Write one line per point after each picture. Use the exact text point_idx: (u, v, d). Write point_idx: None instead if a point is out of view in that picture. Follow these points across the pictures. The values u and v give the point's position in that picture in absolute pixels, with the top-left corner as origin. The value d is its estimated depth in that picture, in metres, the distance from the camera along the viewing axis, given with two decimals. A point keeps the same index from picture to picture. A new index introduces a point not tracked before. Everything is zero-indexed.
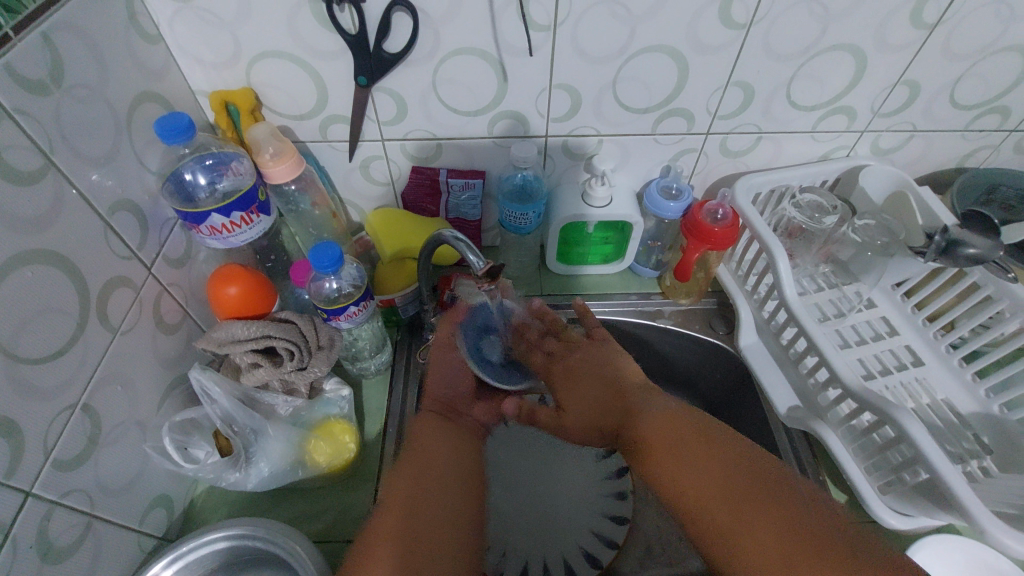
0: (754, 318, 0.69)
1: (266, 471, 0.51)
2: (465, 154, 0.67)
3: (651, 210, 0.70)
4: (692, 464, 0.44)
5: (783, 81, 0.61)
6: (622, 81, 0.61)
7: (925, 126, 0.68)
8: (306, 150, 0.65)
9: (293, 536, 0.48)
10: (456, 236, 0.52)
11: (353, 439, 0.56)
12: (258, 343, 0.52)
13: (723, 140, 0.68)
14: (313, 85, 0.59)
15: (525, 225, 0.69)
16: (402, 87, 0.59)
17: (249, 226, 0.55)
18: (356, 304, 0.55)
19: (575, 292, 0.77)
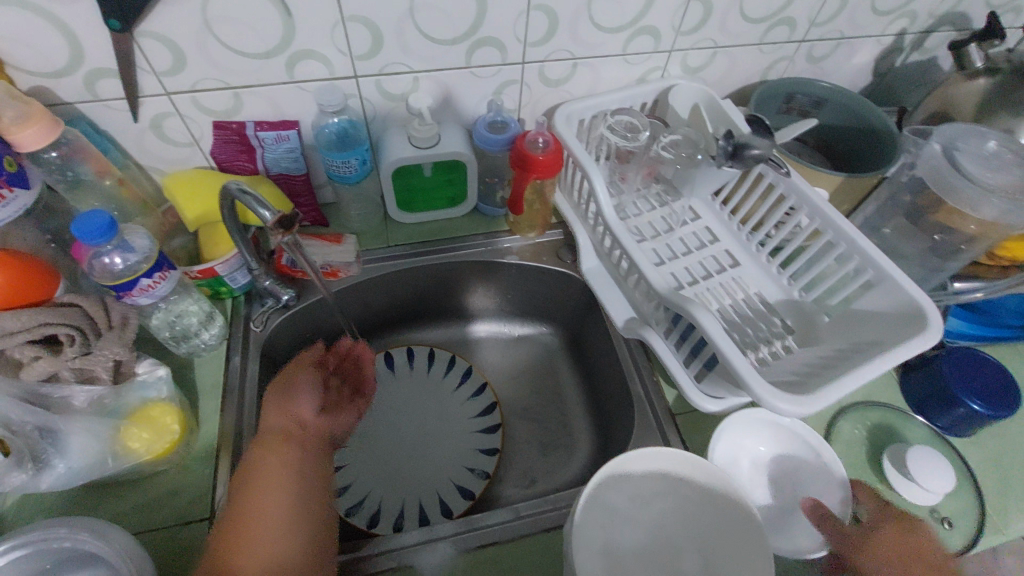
0: (592, 243, 0.72)
1: (64, 469, 0.47)
2: (272, 102, 0.62)
3: (480, 145, 0.69)
4: None
5: (583, 2, 0.62)
6: (421, 12, 0.58)
7: (724, 41, 0.72)
8: (77, 112, 0.57)
9: (101, 526, 0.43)
10: (241, 188, 0.48)
11: (178, 420, 0.52)
12: (33, 334, 0.47)
13: (540, 69, 0.68)
14: (58, 35, 0.51)
15: (350, 173, 0.66)
16: (169, 30, 0.53)
17: (0, 205, 0.48)
18: (150, 276, 0.51)
19: (422, 240, 0.76)
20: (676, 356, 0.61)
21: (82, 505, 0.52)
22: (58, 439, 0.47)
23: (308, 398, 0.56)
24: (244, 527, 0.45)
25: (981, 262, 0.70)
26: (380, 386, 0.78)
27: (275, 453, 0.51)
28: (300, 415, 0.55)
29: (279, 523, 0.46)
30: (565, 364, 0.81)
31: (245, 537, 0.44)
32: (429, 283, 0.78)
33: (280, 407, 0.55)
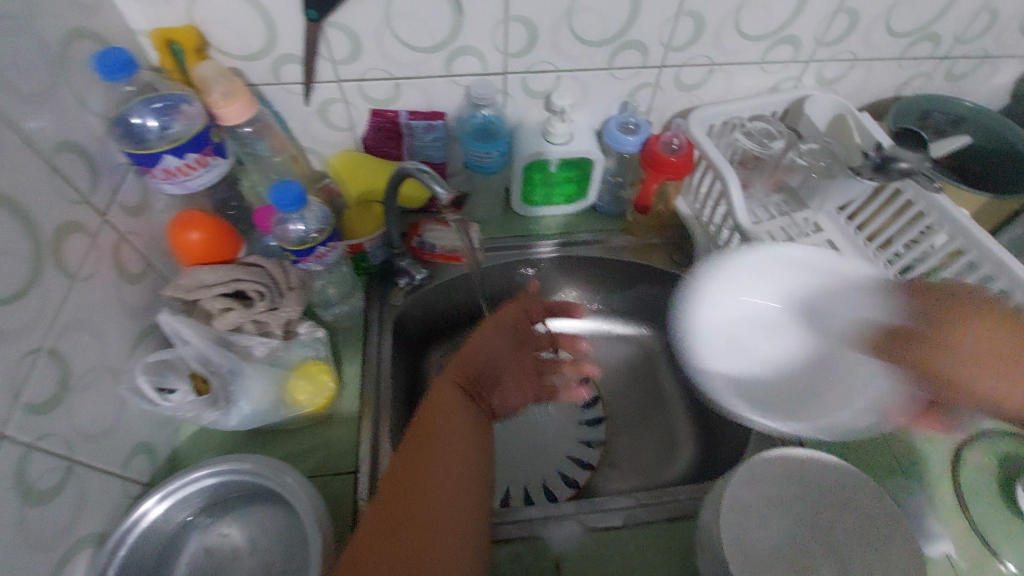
0: (712, 248, 0.73)
1: (247, 411, 0.52)
2: (425, 93, 0.67)
3: (611, 145, 0.71)
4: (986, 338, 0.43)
5: (733, 10, 0.63)
6: (578, 13, 0.61)
7: (864, 54, 0.71)
8: (260, 93, 0.63)
9: (283, 469, 0.49)
10: (420, 167, 0.52)
11: (331, 378, 0.57)
12: (227, 287, 0.52)
13: (677, 74, 0.70)
14: (260, 22, 0.56)
15: (488, 164, 0.70)
16: (353, 22, 0.58)
17: (205, 169, 0.54)
18: (325, 245, 0.56)
19: (540, 233, 0.78)
20: None
21: (244, 448, 0.57)
22: (240, 381, 0.52)
23: (493, 352, 0.59)
24: (419, 448, 0.49)
25: None
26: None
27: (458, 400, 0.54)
28: (484, 375, 0.57)
29: (448, 456, 0.49)
30: (667, 365, 0.82)
31: (427, 448, 0.49)
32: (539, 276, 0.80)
33: (470, 358, 0.57)
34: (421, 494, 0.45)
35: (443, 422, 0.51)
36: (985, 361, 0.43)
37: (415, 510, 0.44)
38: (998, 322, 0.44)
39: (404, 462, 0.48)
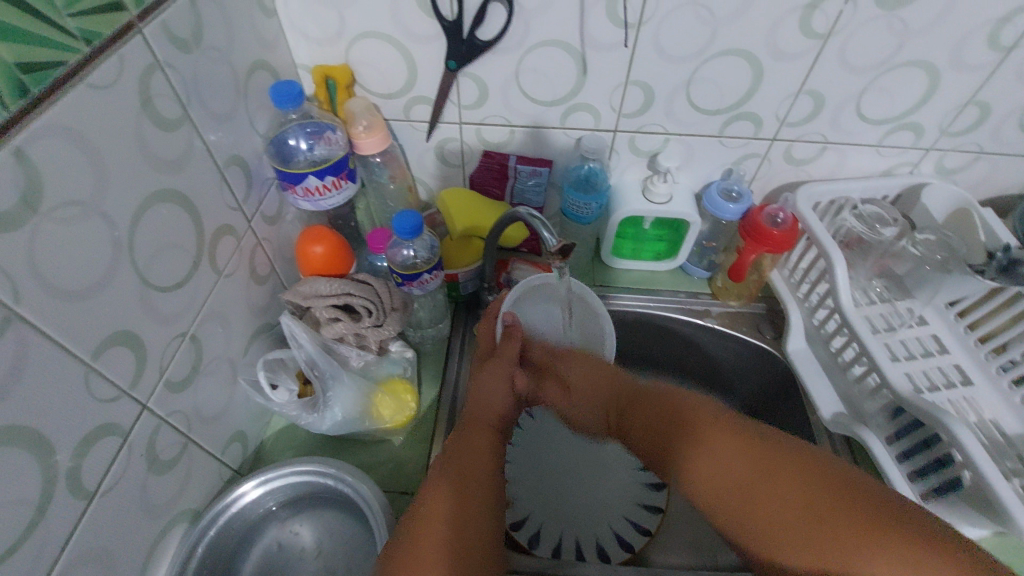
0: (804, 325, 0.71)
1: (340, 416, 0.55)
2: (537, 141, 0.71)
3: (709, 209, 0.72)
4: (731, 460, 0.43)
5: (855, 93, 0.63)
6: (696, 83, 0.63)
7: (992, 148, 0.69)
8: (390, 127, 0.69)
9: (362, 479, 0.51)
10: (531, 213, 0.55)
11: (414, 399, 0.60)
12: (338, 300, 0.57)
13: (787, 147, 0.70)
14: (405, 66, 0.63)
15: (586, 215, 0.72)
16: (485, 73, 0.63)
17: (338, 191, 0.60)
18: (430, 272, 0.59)
19: (622, 285, 0.80)
20: (896, 465, 0.57)
21: (324, 452, 0.60)
22: (337, 388, 0.55)
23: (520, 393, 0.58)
24: (460, 464, 0.48)
25: None
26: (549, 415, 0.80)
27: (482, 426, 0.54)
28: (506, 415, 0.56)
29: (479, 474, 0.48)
30: None
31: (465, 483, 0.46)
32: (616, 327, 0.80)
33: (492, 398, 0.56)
34: (474, 497, 0.45)
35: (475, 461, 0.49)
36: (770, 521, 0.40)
37: (469, 516, 0.44)
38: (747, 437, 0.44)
39: (441, 508, 0.43)
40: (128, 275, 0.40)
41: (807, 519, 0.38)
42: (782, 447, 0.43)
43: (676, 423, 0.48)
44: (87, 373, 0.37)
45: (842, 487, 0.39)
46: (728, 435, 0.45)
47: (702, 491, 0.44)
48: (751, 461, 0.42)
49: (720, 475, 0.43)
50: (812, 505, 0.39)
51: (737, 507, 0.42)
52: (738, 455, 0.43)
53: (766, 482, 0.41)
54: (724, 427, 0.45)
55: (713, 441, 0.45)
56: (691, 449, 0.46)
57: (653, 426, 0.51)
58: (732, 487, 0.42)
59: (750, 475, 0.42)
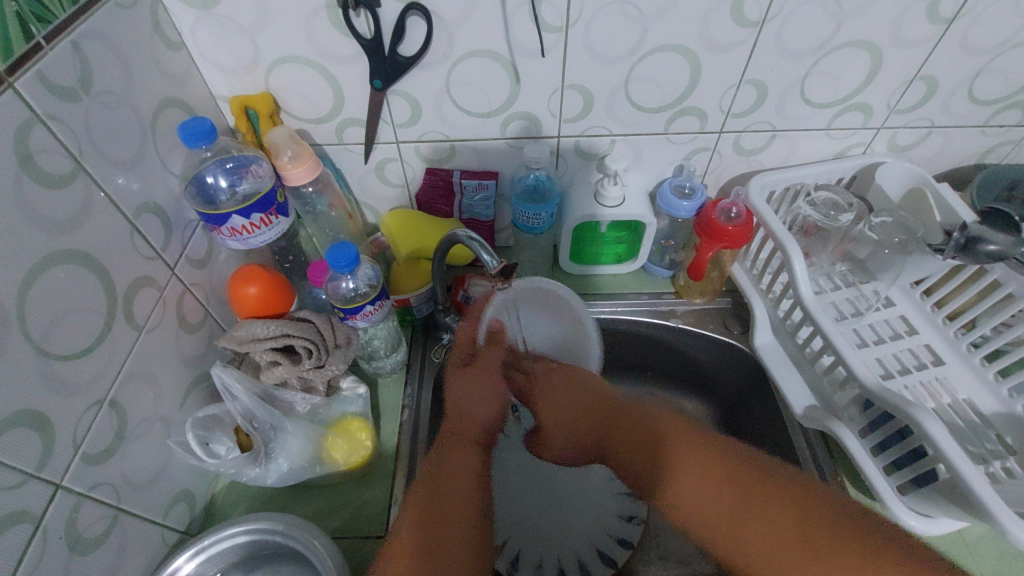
0: (769, 318, 0.69)
1: (285, 467, 0.53)
2: (478, 154, 0.68)
3: (663, 208, 0.69)
4: (707, 477, 0.47)
5: (798, 78, 0.61)
6: (635, 81, 0.61)
7: (943, 121, 0.67)
8: (323, 153, 0.66)
9: (310, 531, 0.48)
10: (470, 235, 0.53)
11: (370, 437, 0.57)
12: (277, 342, 0.54)
13: (736, 138, 0.68)
14: (329, 89, 0.60)
15: (538, 225, 0.69)
16: (414, 89, 0.60)
17: (268, 227, 0.56)
18: (372, 304, 0.56)
19: (585, 292, 0.78)
20: (871, 457, 0.55)
21: (279, 501, 0.58)
22: (280, 437, 0.53)
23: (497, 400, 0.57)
24: (434, 492, 0.48)
25: None
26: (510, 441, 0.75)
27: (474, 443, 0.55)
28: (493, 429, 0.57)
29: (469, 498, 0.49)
30: None
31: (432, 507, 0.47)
32: None
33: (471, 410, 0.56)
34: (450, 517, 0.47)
35: (448, 480, 0.50)
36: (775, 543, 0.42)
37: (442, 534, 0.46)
38: (726, 448, 0.48)
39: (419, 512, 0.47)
40: (23, 349, 0.37)
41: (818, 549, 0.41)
42: (739, 456, 0.48)
43: (698, 442, 0.49)
44: None
45: (866, 536, 0.41)
46: (739, 462, 0.47)
47: (691, 520, 0.46)
48: (742, 484, 0.46)
49: (707, 501, 0.46)
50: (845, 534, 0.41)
51: (733, 515, 0.45)
52: (791, 505, 0.43)
53: (771, 501, 0.44)
54: (726, 458, 0.47)
55: (699, 461, 0.47)
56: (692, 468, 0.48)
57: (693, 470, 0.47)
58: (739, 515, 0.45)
59: (734, 509, 0.45)
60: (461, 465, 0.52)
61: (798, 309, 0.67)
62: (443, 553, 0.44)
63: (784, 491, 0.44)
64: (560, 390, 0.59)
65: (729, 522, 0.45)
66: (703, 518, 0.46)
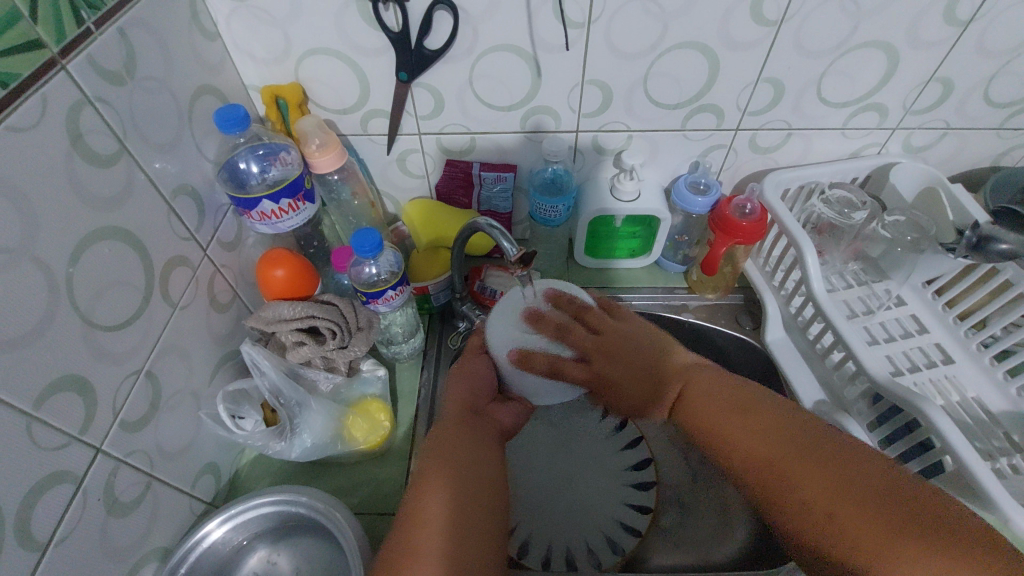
0: (781, 314, 0.70)
1: (309, 442, 0.55)
2: (499, 148, 0.70)
3: (678, 204, 0.70)
4: (726, 421, 0.46)
5: (814, 77, 0.62)
6: (653, 77, 0.62)
7: (958, 123, 0.68)
8: (348, 143, 0.68)
9: (335, 505, 0.50)
10: (491, 224, 0.55)
11: (388, 418, 0.59)
12: (302, 322, 0.55)
13: (752, 136, 0.69)
14: (356, 81, 0.62)
15: (555, 217, 0.71)
16: (438, 82, 0.62)
17: (295, 213, 0.58)
18: (394, 288, 0.58)
19: (599, 285, 0.79)
20: (879, 450, 0.56)
21: (300, 476, 0.60)
22: (304, 413, 0.55)
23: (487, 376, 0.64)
24: (447, 463, 0.50)
25: None
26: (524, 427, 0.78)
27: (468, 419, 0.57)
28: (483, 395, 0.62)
29: (483, 489, 0.49)
30: None
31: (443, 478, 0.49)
32: None
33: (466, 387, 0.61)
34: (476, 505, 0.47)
35: (454, 454, 0.51)
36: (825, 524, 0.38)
37: (461, 520, 0.46)
38: (797, 418, 0.44)
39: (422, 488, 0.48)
40: (70, 318, 0.39)
41: (786, 475, 0.41)
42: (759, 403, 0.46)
43: (729, 402, 0.47)
44: (29, 424, 0.36)
45: (897, 501, 0.36)
46: (797, 436, 0.42)
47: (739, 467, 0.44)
48: (784, 438, 0.42)
49: (749, 448, 0.44)
50: (852, 468, 0.39)
51: (737, 451, 0.45)
52: (815, 460, 0.40)
53: (739, 418, 0.46)
54: (764, 413, 0.45)
55: (751, 415, 0.45)
56: (739, 426, 0.45)
57: (704, 407, 0.48)
58: (764, 453, 0.43)
59: (734, 420, 0.46)
60: (462, 447, 0.53)
61: (809, 304, 0.68)
62: (464, 543, 0.44)
63: (803, 454, 0.41)
64: (624, 318, 0.57)
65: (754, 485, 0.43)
66: (740, 452, 0.45)
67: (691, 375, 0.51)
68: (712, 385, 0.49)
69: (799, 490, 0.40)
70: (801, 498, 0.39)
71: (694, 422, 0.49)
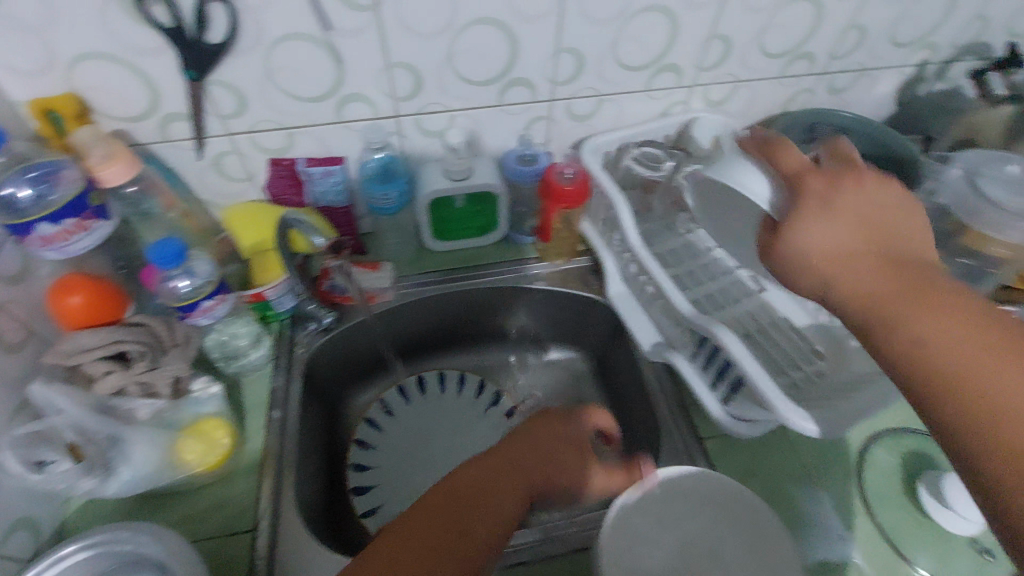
0: (619, 270, 0.74)
1: (130, 476, 0.51)
2: (320, 140, 0.68)
3: (510, 176, 0.74)
4: (882, 276, 0.39)
5: (608, 43, 0.66)
6: (458, 55, 0.63)
7: (744, 75, 0.75)
8: (151, 152, 0.64)
9: (165, 537, 0.47)
10: (298, 219, 0.54)
11: (228, 435, 0.57)
12: (107, 350, 0.52)
13: (568, 105, 0.72)
14: (142, 85, 0.57)
15: (388, 205, 0.71)
16: (235, 78, 0.59)
17: (87, 232, 0.54)
18: (210, 299, 0.56)
19: (452, 266, 0.80)
20: (701, 380, 0.62)
21: (139, 512, 0.56)
22: (120, 446, 0.51)
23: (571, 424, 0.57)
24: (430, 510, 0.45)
25: None
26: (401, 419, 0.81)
27: (499, 457, 0.52)
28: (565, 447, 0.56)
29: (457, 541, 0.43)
30: (594, 392, 0.83)
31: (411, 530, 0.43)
32: (453, 319, 0.83)
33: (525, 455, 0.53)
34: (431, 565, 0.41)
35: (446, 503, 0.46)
36: (1019, 409, 0.31)
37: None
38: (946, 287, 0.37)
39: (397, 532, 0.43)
40: None
41: (971, 383, 0.32)
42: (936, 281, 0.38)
43: (882, 264, 0.40)
44: None
45: None
46: (946, 297, 0.36)
47: (881, 325, 0.38)
48: (949, 308, 0.36)
49: (935, 319, 0.36)
50: (1001, 343, 0.33)
51: (913, 338, 0.36)
52: (1000, 344, 0.33)
53: (914, 295, 0.37)
54: (916, 273, 0.38)
55: (910, 278, 0.38)
56: (916, 307, 0.37)
57: (859, 283, 0.40)
58: (952, 360, 0.34)
59: (948, 324, 0.35)
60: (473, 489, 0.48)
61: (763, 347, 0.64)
62: None
63: (955, 308, 0.36)
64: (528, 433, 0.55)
65: (944, 375, 0.34)
66: (939, 346, 0.34)
67: (862, 283, 0.40)
68: (853, 265, 0.40)
69: (962, 362, 0.33)
70: (978, 371, 0.33)
71: (855, 294, 0.40)
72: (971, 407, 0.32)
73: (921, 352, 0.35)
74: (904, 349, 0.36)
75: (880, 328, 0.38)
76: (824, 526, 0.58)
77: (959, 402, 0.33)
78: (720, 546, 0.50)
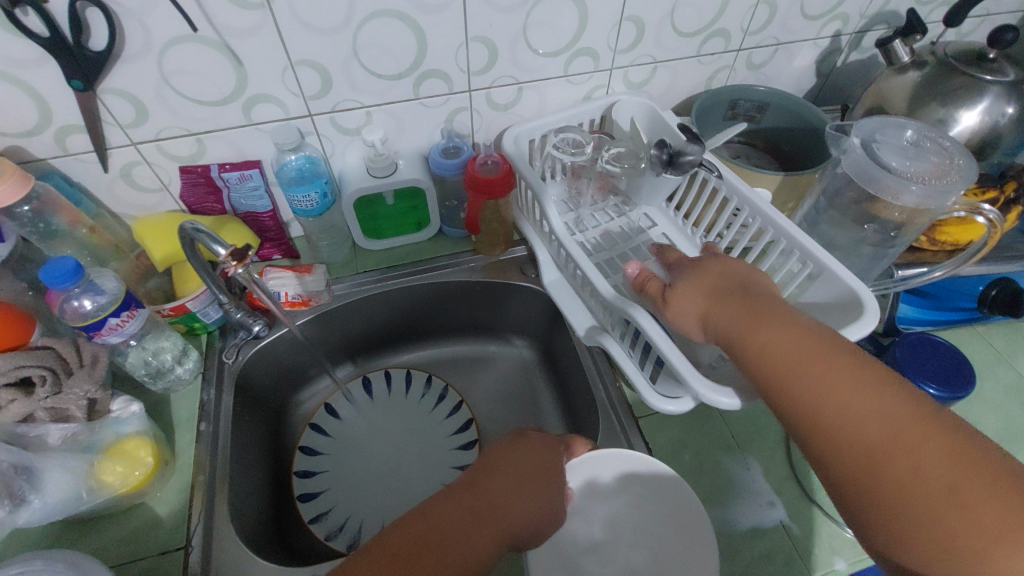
0: (552, 256, 0.74)
1: (42, 503, 0.50)
2: (233, 144, 0.66)
3: (436, 170, 0.73)
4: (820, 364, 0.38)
5: (518, 30, 0.65)
6: (364, 49, 0.62)
7: (661, 56, 0.75)
8: (50, 168, 0.61)
9: (81, 565, 0.46)
10: (196, 228, 0.53)
11: (151, 452, 0.55)
12: (8, 377, 0.51)
13: (487, 95, 0.72)
14: (26, 99, 0.54)
15: (311, 207, 0.69)
16: (130, 86, 0.57)
17: None
18: (117, 316, 0.55)
19: (387, 265, 0.79)
20: (631, 360, 0.63)
21: (63, 540, 0.55)
22: (30, 474, 0.50)
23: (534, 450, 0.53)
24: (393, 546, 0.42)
25: (923, 247, 0.68)
26: (350, 423, 0.80)
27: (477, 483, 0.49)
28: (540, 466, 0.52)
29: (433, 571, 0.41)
30: (541, 379, 0.83)
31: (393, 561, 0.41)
32: (394, 319, 0.82)
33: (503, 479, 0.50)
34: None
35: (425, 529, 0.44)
36: (923, 490, 0.32)
37: None
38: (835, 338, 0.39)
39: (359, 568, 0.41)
40: None
41: (883, 482, 0.34)
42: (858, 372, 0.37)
43: (815, 345, 0.39)
44: None
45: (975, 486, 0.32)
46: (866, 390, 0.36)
47: (805, 428, 0.38)
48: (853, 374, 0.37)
49: (853, 421, 0.36)
50: (932, 468, 0.33)
51: (868, 481, 0.34)
52: (920, 439, 0.34)
53: (761, 318, 0.42)
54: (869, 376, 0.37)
55: (841, 374, 0.37)
56: (822, 379, 0.37)
57: (782, 356, 0.39)
58: (867, 432, 0.35)
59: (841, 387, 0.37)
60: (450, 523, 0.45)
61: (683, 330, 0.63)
62: None
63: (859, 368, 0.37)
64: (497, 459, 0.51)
65: (850, 446, 0.35)
66: (847, 441, 0.35)
67: (784, 322, 0.41)
68: (789, 340, 0.40)
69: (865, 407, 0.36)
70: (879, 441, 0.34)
71: (765, 348, 0.40)
72: (874, 477, 0.34)
73: (814, 423, 0.37)
74: (821, 431, 0.37)
75: (790, 398, 0.39)
76: (755, 491, 0.60)
77: (856, 452, 0.35)
78: (665, 540, 0.52)
